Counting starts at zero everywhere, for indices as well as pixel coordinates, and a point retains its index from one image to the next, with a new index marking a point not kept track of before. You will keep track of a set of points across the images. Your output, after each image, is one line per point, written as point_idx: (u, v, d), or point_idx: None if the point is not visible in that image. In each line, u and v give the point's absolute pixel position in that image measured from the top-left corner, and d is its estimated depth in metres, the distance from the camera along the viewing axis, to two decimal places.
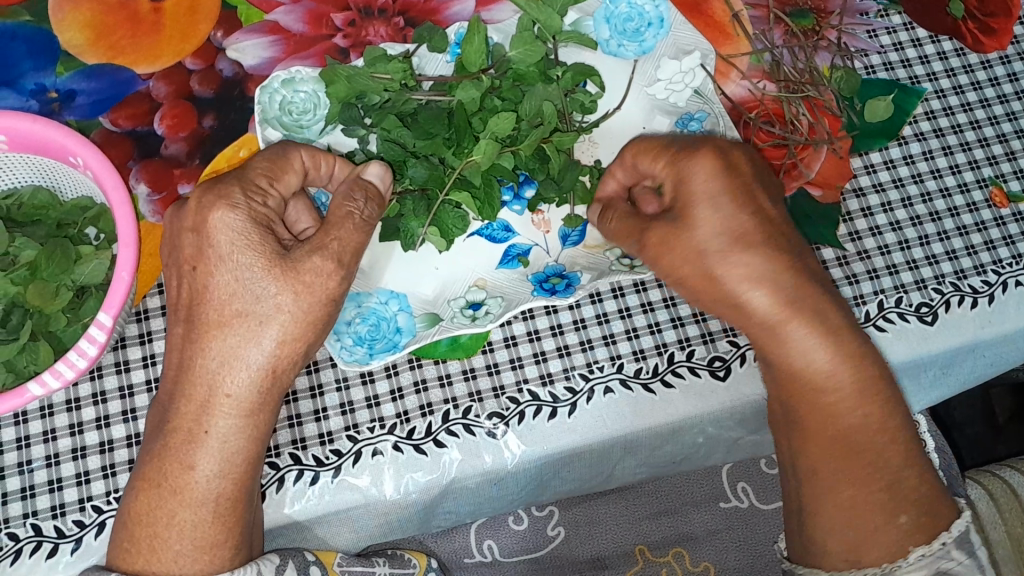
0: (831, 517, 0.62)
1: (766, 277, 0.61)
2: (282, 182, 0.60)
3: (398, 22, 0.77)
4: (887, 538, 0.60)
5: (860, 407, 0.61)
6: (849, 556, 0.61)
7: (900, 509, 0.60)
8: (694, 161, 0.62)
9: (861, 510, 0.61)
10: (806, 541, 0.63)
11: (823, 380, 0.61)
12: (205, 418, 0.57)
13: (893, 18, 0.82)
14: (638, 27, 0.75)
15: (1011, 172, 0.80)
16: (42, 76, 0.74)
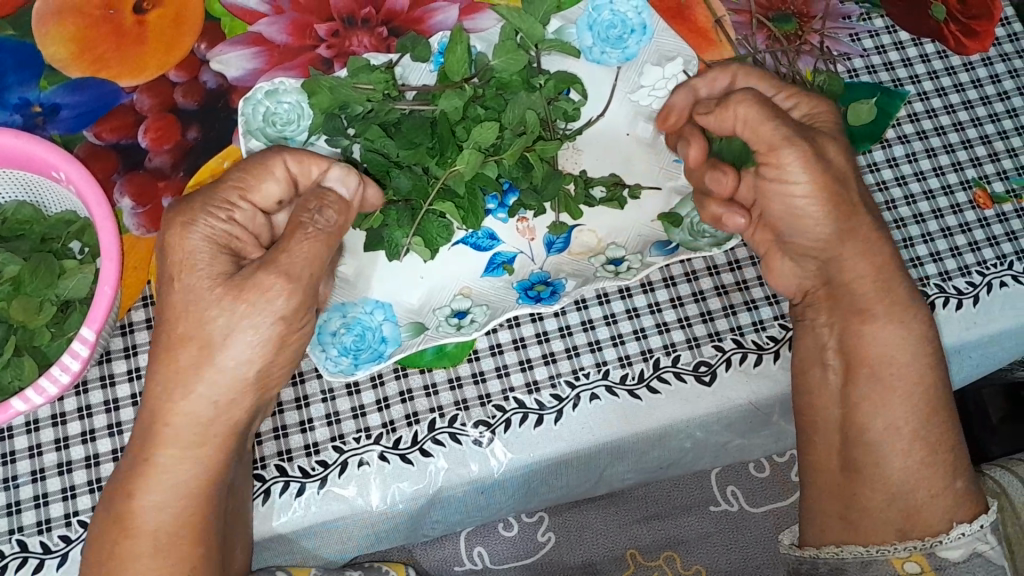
0: (886, 490, 0.64)
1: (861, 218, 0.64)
2: (257, 191, 0.58)
3: (381, 31, 0.77)
4: (935, 509, 0.63)
5: (924, 379, 0.64)
6: (899, 528, 0.64)
7: (953, 477, 0.64)
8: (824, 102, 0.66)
9: (917, 481, 0.63)
10: (850, 516, 0.65)
11: (888, 344, 0.64)
12: (175, 439, 0.57)
13: (876, 21, 0.82)
14: (621, 34, 0.74)
15: (994, 174, 0.80)
16: (26, 90, 0.74)
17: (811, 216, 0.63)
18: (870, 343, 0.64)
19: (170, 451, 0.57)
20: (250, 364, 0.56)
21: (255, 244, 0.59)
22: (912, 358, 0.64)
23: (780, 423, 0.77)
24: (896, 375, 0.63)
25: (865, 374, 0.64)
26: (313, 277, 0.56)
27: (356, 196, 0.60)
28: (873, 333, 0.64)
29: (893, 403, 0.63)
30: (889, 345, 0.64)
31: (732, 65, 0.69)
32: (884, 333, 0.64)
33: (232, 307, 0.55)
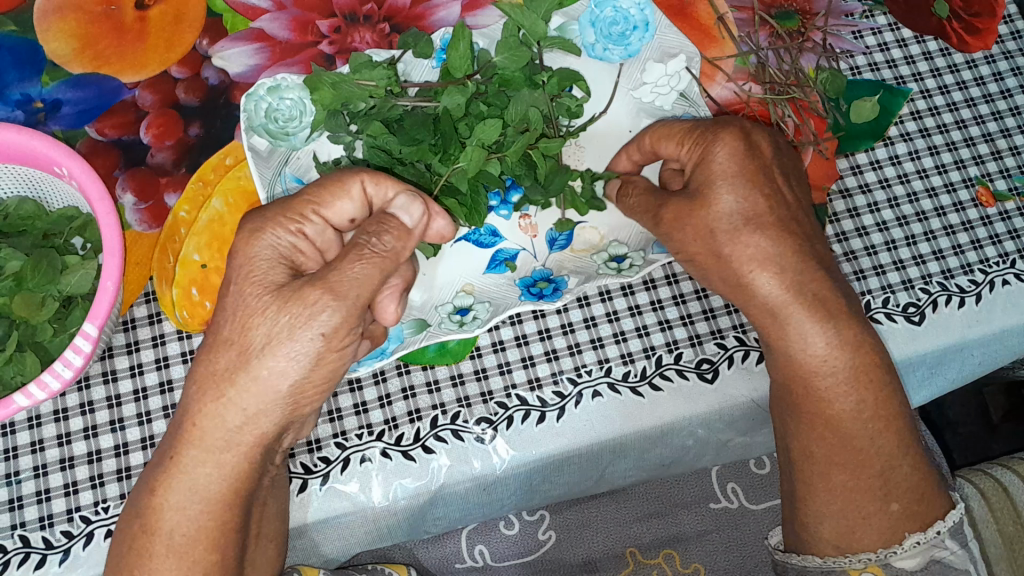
0: (825, 505, 0.63)
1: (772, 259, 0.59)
2: (330, 207, 0.58)
3: (383, 28, 0.77)
4: (876, 524, 0.63)
5: (860, 405, 0.61)
6: (839, 542, 0.64)
7: (892, 497, 0.62)
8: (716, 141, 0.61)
9: (854, 499, 0.63)
10: (796, 528, 0.66)
11: (814, 369, 0.60)
12: (197, 443, 0.55)
13: (878, 18, 0.82)
14: (623, 31, 0.74)
15: (997, 172, 0.80)
16: (27, 86, 0.74)
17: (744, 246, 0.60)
18: (798, 368, 0.61)
19: (204, 459, 0.55)
20: (285, 378, 0.53)
21: (318, 261, 0.58)
22: (843, 385, 0.61)
23: None
24: (824, 401, 0.61)
25: (790, 400, 0.63)
26: (361, 298, 0.53)
27: (420, 227, 0.58)
28: (798, 357, 0.61)
29: (821, 427, 0.62)
30: (808, 374, 0.61)
31: (648, 127, 0.68)
32: (806, 360, 0.60)
33: (278, 317, 0.52)
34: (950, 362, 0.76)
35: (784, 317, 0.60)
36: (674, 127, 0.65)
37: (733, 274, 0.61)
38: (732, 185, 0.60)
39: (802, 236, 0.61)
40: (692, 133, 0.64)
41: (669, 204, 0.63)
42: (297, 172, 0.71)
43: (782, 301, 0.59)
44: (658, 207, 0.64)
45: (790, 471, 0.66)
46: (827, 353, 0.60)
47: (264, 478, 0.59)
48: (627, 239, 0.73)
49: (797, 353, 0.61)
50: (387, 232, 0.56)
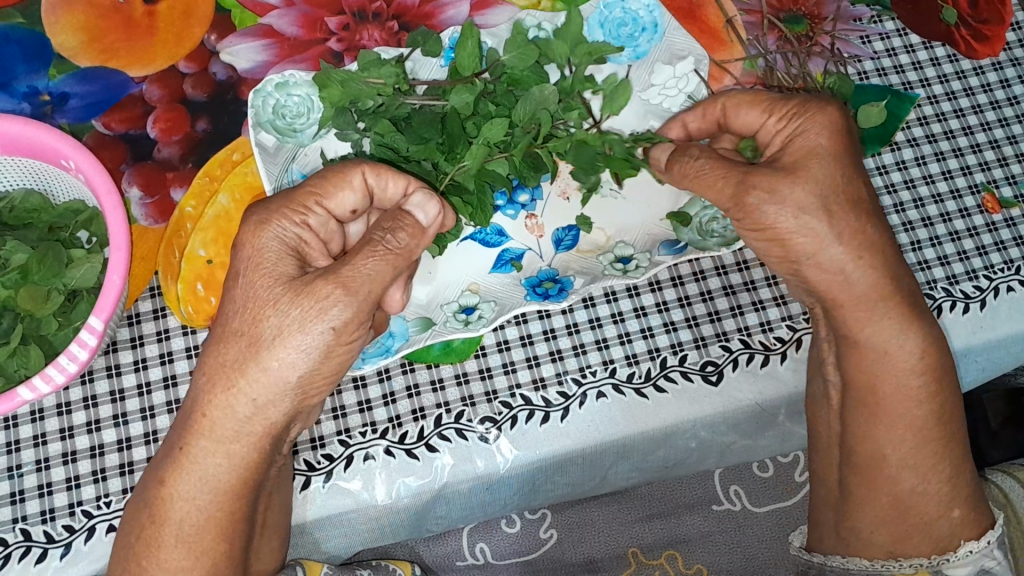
0: (877, 512, 0.64)
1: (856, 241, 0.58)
2: (333, 198, 0.58)
3: (392, 26, 0.77)
4: (935, 531, 0.64)
5: (933, 414, 0.62)
6: (892, 548, 0.65)
7: (954, 503, 0.63)
8: (816, 113, 0.58)
9: (916, 508, 0.63)
10: (841, 531, 0.66)
11: (903, 377, 0.61)
12: (203, 431, 0.55)
13: (886, 23, 0.82)
14: (632, 32, 0.74)
15: (1002, 178, 0.80)
16: (35, 79, 0.74)
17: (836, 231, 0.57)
18: (882, 375, 0.61)
19: (212, 449, 0.55)
20: (295, 369, 0.53)
21: (324, 252, 0.58)
22: (920, 393, 0.61)
23: (785, 424, 0.77)
24: (902, 410, 0.61)
25: (863, 404, 0.62)
26: (372, 295, 0.53)
27: (434, 225, 0.58)
28: (883, 360, 0.61)
29: (894, 433, 0.62)
30: (891, 378, 0.61)
31: (720, 98, 0.65)
32: (894, 364, 0.61)
33: (289, 309, 0.52)
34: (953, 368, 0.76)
35: (865, 313, 0.60)
36: (758, 97, 0.62)
37: (825, 254, 0.58)
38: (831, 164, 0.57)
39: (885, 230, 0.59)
40: (784, 104, 0.61)
41: (760, 172, 0.57)
42: (304, 169, 0.71)
43: (870, 300, 0.59)
44: (739, 174, 0.58)
45: (845, 477, 0.65)
46: (915, 358, 0.60)
47: (270, 469, 0.59)
48: (633, 240, 0.73)
49: (883, 357, 0.60)
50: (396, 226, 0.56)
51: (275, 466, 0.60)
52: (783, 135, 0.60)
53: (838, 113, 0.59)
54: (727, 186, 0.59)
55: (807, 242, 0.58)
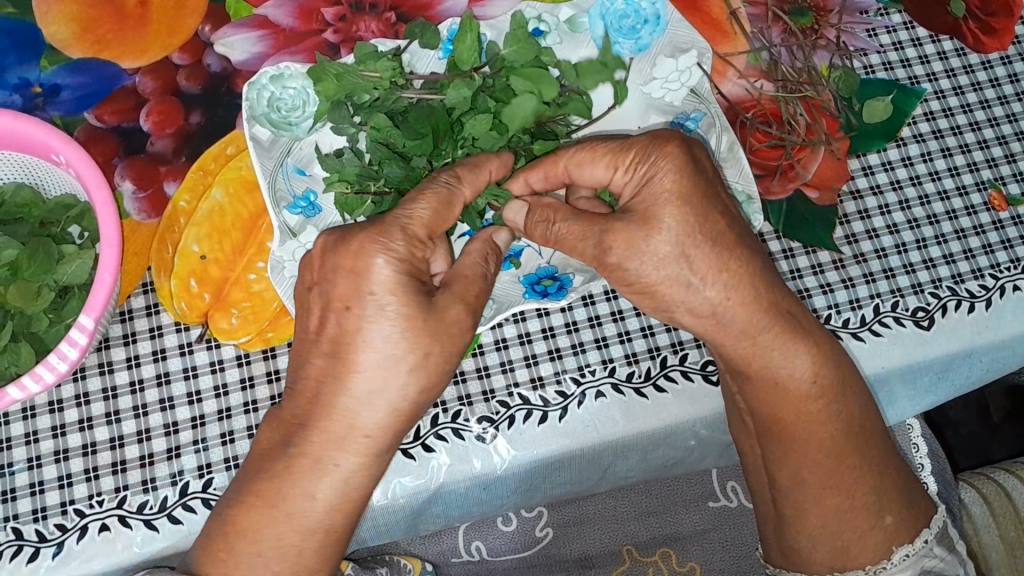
0: (812, 530, 0.63)
1: (726, 299, 0.59)
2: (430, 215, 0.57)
3: (389, 17, 0.75)
4: (872, 540, 0.62)
5: (845, 427, 0.61)
6: (833, 562, 0.63)
7: (885, 510, 0.62)
8: (660, 157, 0.58)
9: (849, 519, 0.62)
10: (785, 551, 0.65)
11: (805, 395, 0.61)
12: (336, 451, 0.56)
13: (894, 16, 0.81)
14: (634, 24, 0.73)
15: (1010, 175, 0.79)
16: (26, 70, 0.73)
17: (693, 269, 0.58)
18: (784, 394, 0.61)
19: (315, 474, 0.56)
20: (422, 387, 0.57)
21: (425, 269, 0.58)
22: (823, 412, 0.61)
23: None
24: (809, 429, 0.61)
25: (773, 430, 0.62)
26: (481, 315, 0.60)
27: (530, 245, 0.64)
28: (780, 380, 0.60)
29: (807, 451, 0.61)
30: (790, 400, 0.61)
31: (561, 158, 0.62)
32: (789, 383, 0.60)
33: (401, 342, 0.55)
34: (958, 368, 0.74)
35: (760, 342, 0.60)
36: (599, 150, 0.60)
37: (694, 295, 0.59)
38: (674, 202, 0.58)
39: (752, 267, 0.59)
40: (627, 155, 0.59)
41: (615, 231, 0.58)
42: (300, 163, 0.70)
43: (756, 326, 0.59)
44: (599, 233, 0.59)
45: (775, 496, 0.64)
46: (811, 376, 0.60)
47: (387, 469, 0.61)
48: None
49: (778, 383, 0.61)
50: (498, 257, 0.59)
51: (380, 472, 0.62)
52: (633, 185, 0.59)
53: (679, 154, 0.58)
54: (588, 247, 0.60)
55: (677, 288, 0.59)
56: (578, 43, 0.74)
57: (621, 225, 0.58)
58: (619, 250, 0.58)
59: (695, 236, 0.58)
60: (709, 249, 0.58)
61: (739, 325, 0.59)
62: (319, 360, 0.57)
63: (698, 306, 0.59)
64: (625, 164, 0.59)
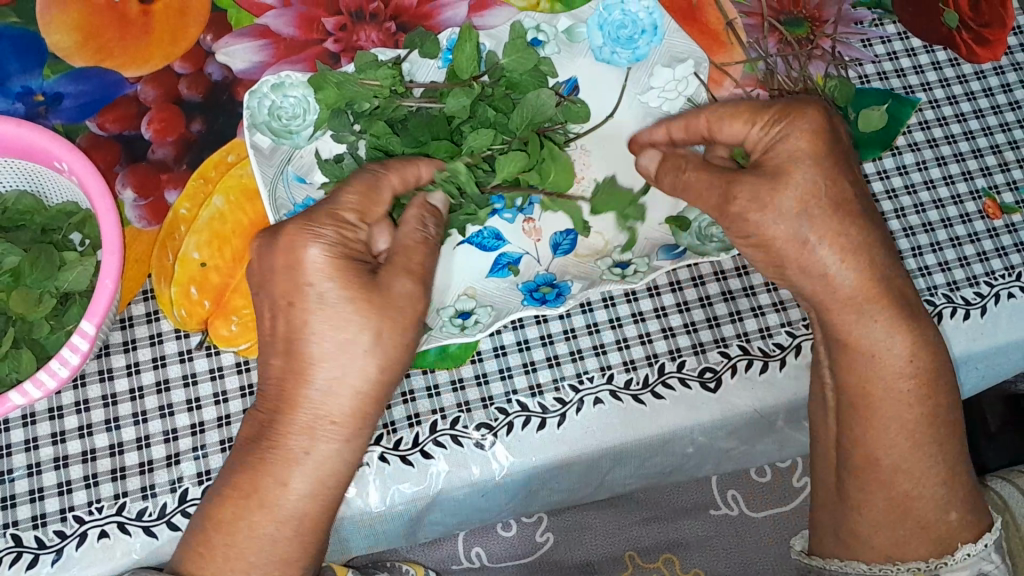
0: (875, 514, 0.61)
1: (847, 247, 0.58)
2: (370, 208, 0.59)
3: (389, 27, 0.76)
4: (934, 534, 0.61)
5: (928, 417, 0.60)
6: (891, 552, 0.62)
7: (950, 506, 0.61)
8: (799, 120, 0.59)
9: (910, 509, 0.61)
10: (841, 535, 0.63)
11: (895, 374, 0.60)
12: (305, 440, 0.56)
13: (888, 27, 0.82)
14: (631, 35, 0.74)
15: (1004, 184, 0.79)
16: (28, 79, 0.73)
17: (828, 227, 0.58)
18: (876, 369, 0.60)
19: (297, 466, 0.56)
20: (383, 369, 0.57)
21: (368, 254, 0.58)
22: (909, 397, 0.60)
23: (784, 430, 0.75)
24: (893, 409, 0.60)
25: (856, 405, 0.61)
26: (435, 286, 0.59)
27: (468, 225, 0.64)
28: (875, 355, 0.60)
29: (888, 434, 0.60)
30: (883, 375, 0.60)
31: (703, 113, 0.65)
32: (887, 360, 0.59)
33: (351, 316, 0.55)
34: (953, 375, 0.75)
35: (858, 317, 0.59)
36: (737, 109, 0.62)
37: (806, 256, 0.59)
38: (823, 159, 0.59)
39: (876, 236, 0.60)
40: (766, 112, 0.61)
41: (742, 184, 0.59)
42: (300, 171, 0.70)
43: (866, 294, 0.59)
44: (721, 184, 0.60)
45: (843, 479, 0.63)
46: (907, 361, 0.59)
47: None
48: (631, 245, 0.73)
49: (875, 359, 0.60)
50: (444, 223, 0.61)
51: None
52: (765, 142, 0.60)
53: (817, 120, 0.59)
54: (713, 196, 0.61)
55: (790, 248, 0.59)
56: (576, 53, 0.74)
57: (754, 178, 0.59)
58: (744, 202, 0.59)
59: (821, 200, 0.58)
60: (829, 209, 0.58)
61: (843, 295, 0.59)
62: (276, 360, 0.57)
63: (813, 271, 0.59)
64: (763, 121, 0.60)
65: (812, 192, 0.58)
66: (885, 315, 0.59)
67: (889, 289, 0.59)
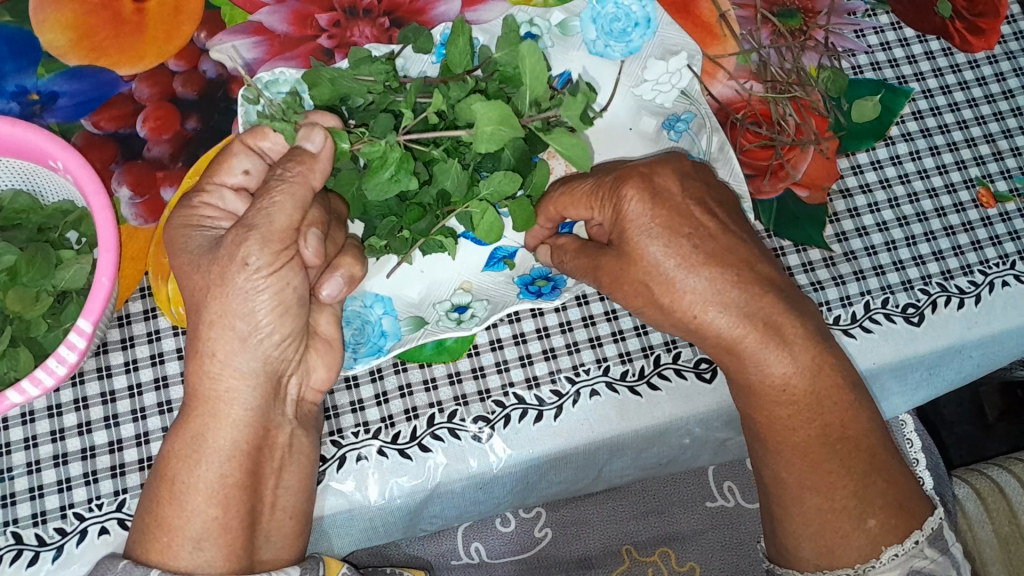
0: (800, 526, 0.63)
1: (717, 297, 0.61)
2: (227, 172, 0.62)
3: (383, 22, 0.76)
4: (860, 542, 0.61)
5: (831, 428, 0.62)
6: (819, 561, 0.62)
7: (868, 513, 0.61)
8: (625, 194, 0.62)
9: (829, 522, 0.61)
10: (778, 548, 0.65)
11: (775, 397, 0.62)
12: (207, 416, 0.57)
13: (881, 17, 0.82)
14: (624, 28, 0.74)
15: (998, 173, 0.80)
16: (24, 78, 0.73)
17: (686, 295, 0.62)
18: (760, 395, 0.63)
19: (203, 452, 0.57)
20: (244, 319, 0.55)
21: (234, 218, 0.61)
22: (799, 412, 0.62)
23: None
24: (787, 426, 0.62)
25: (759, 431, 0.64)
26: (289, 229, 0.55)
27: (325, 150, 0.59)
28: (754, 384, 0.63)
29: (793, 452, 0.62)
30: (766, 402, 0.63)
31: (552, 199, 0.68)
32: (763, 387, 0.62)
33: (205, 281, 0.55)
34: (948, 364, 0.75)
35: (739, 351, 0.62)
36: (579, 190, 0.65)
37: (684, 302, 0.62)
38: (664, 234, 0.62)
39: (738, 267, 0.62)
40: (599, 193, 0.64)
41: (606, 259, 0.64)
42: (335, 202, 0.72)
43: (735, 335, 0.61)
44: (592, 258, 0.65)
45: (767, 492, 0.65)
46: (790, 382, 0.62)
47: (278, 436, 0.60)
48: None
49: (757, 388, 0.63)
50: (296, 163, 0.57)
51: (283, 434, 0.60)
52: (610, 219, 0.64)
53: (640, 188, 0.62)
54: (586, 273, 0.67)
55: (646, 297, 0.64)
56: (570, 46, 0.75)
57: (613, 256, 0.64)
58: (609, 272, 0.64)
59: (666, 268, 0.62)
60: (679, 269, 0.61)
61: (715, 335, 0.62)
62: None
63: (687, 324, 0.63)
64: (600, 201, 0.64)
65: (662, 268, 0.62)
66: (758, 353, 0.61)
67: (756, 316, 0.61)
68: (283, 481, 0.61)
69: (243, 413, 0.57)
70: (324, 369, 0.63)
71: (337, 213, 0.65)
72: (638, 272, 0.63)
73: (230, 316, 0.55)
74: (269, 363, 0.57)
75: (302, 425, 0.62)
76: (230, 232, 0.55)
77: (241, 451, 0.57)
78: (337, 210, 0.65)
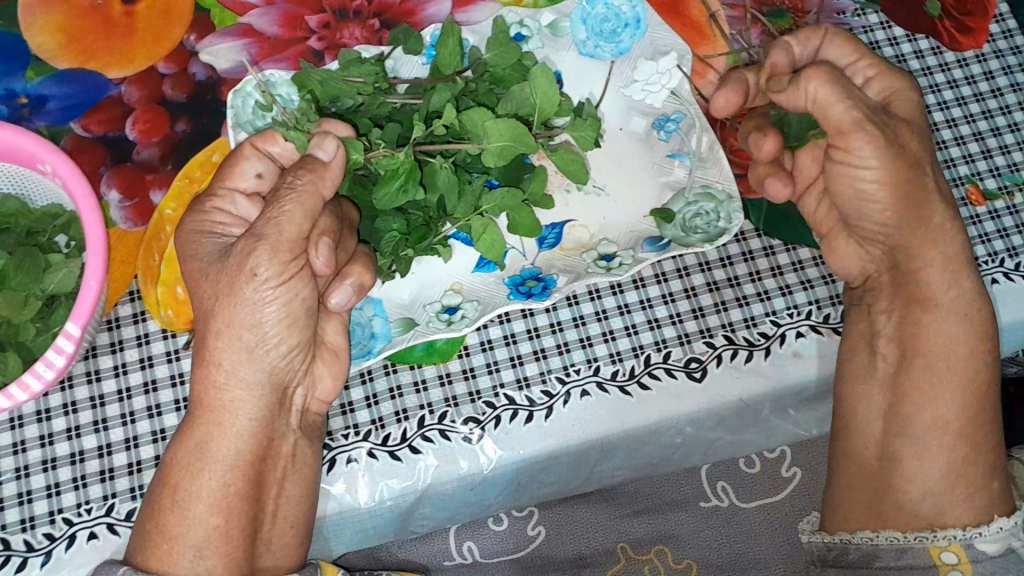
0: (921, 479, 0.62)
1: (920, 213, 0.61)
2: (237, 176, 0.62)
3: (373, 23, 0.76)
4: (969, 505, 0.61)
5: (978, 381, 0.62)
6: (934, 519, 0.61)
7: (993, 475, 0.61)
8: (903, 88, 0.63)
9: (953, 475, 0.61)
10: (881, 505, 0.63)
11: (946, 335, 0.62)
12: (212, 425, 0.57)
13: (870, 16, 0.82)
14: (614, 28, 0.75)
15: (987, 171, 0.80)
16: (13, 81, 0.73)
17: (879, 200, 0.62)
18: (920, 327, 0.63)
19: (207, 463, 0.57)
20: (250, 329, 0.55)
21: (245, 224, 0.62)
22: (963, 352, 0.62)
23: (771, 419, 0.76)
24: (942, 362, 0.62)
25: (911, 362, 0.63)
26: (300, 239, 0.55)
27: (336, 159, 0.58)
28: (941, 311, 0.62)
29: (931, 393, 0.62)
30: (942, 339, 0.62)
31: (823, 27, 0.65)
32: (942, 319, 0.62)
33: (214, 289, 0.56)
34: None
35: (923, 277, 0.63)
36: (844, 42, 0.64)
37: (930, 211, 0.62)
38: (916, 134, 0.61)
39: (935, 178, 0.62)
40: (867, 66, 0.64)
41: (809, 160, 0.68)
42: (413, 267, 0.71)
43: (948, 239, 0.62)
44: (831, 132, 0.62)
45: (890, 446, 0.63)
46: (953, 338, 0.62)
47: (281, 445, 0.60)
48: (616, 238, 0.73)
49: (924, 320, 0.63)
50: (306, 171, 0.57)
51: (286, 443, 0.61)
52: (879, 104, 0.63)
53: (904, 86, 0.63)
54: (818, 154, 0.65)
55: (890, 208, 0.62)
56: (560, 47, 0.75)
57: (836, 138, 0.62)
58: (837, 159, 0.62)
59: (907, 171, 0.60)
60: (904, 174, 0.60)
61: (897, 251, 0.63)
62: None
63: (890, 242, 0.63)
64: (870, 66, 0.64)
65: (868, 174, 0.61)
66: (950, 289, 0.62)
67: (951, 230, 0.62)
68: (285, 491, 0.61)
69: (248, 423, 0.57)
70: (330, 379, 0.64)
71: (348, 220, 0.64)
72: (844, 173, 0.62)
73: (238, 327, 0.55)
74: (275, 372, 0.57)
75: (306, 435, 0.63)
76: (240, 241, 0.55)
77: (243, 461, 0.57)
78: (349, 217, 0.64)
